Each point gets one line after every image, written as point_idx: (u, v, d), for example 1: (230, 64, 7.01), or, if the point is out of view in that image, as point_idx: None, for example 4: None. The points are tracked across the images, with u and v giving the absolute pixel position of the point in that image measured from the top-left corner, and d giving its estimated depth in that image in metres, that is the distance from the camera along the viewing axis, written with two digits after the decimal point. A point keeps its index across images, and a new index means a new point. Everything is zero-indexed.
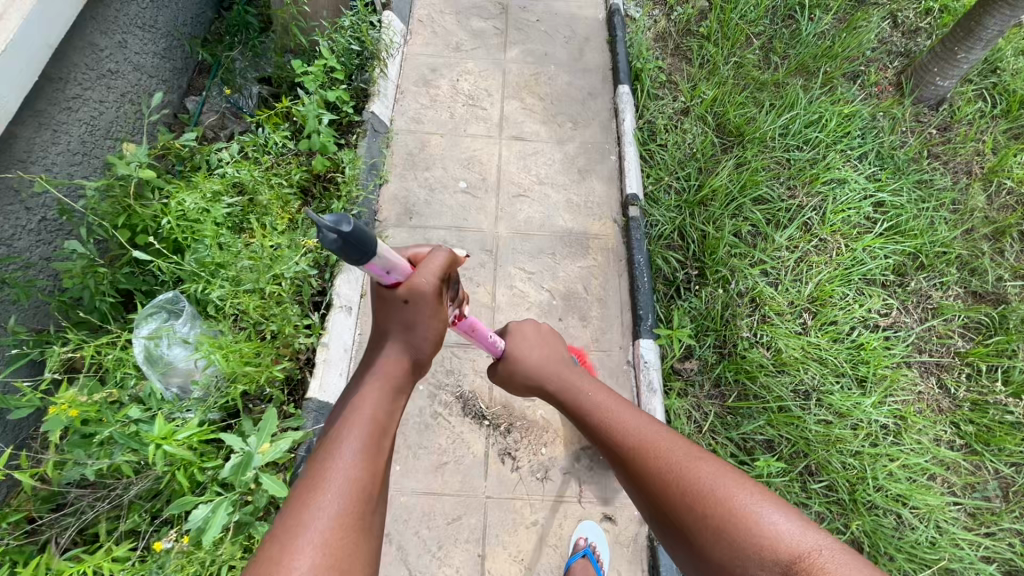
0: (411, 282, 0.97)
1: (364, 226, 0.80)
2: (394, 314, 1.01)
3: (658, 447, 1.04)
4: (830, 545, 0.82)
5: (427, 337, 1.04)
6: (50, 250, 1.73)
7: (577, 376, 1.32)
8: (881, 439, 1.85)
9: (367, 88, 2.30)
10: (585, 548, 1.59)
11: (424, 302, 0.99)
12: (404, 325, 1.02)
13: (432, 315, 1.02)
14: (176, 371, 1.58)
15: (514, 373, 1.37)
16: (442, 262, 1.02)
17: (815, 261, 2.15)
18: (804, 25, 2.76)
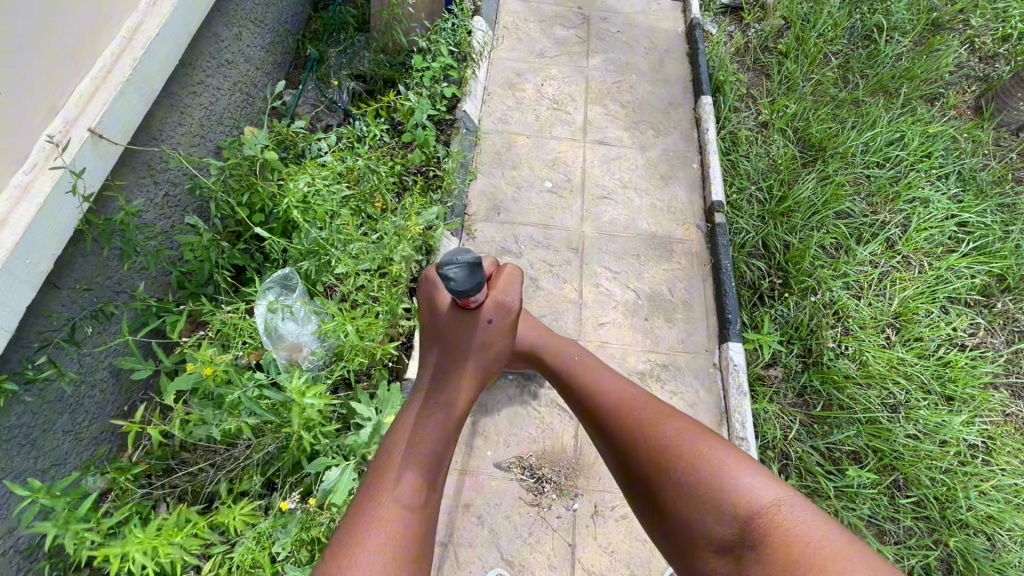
0: (494, 300, 1.30)
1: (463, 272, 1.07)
2: (474, 330, 1.29)
3: (642, 417, 1.20)
4: (788, 495, 0.99)
5: (490, 355, 1.31)
6: (171, 224, 1.78)
7: (568, 349, 1.48)
8: (971, 459, 1.83)
9: (459, 88, 2.39)
10: None
11: (501, 324, 1.31)
12: (479, 344, 1.29)
13: (501, 336, 1.31)
14: (287, 341, 1.68)
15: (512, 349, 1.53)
16: (515, 280, 1.35)
17: (900, 277, 2.15)
18: (882, 47, 2.79)
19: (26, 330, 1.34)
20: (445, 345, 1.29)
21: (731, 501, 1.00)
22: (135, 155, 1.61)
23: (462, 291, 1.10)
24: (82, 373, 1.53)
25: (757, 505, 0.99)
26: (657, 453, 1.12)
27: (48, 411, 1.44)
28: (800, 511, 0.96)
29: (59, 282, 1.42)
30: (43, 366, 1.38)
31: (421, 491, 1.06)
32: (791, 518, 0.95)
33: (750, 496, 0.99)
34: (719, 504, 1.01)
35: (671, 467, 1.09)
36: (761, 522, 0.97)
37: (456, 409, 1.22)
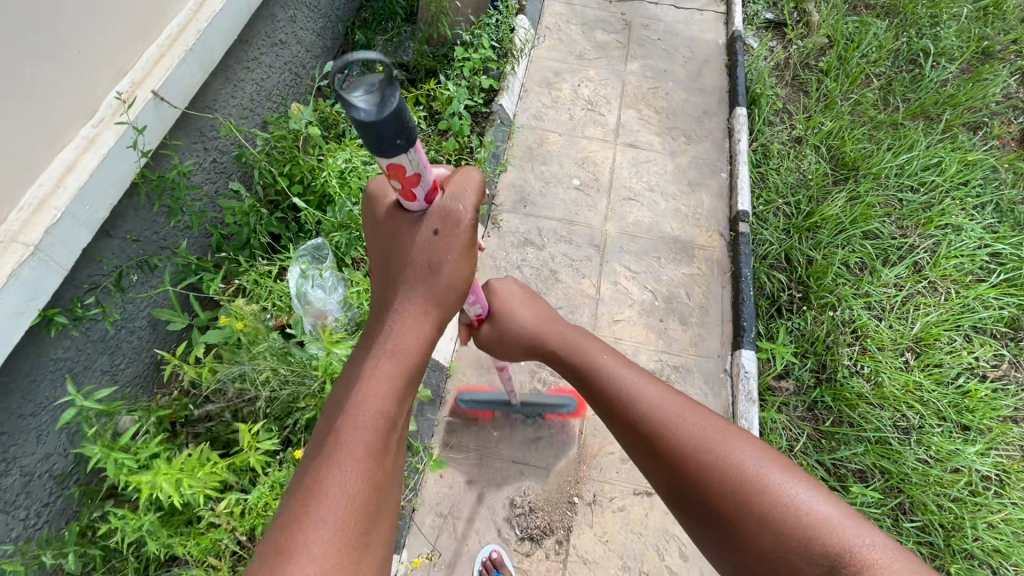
0: (441, 207, 0.90)
1: (373, 115, 0.65)
2: (418, 248, 0.91)
3: (677, 418, 0.96)
4: (883, 545, 0.75)
5: (452, 282, 0.93)
6: (216, 189, 1.89)
7: (574, 334, 1.24)
8: (982, 490, 1.80)
9: (497, 83, 2.46)
10: None
11: (457, 238, 0.91)
12: (429, 267, 0.91)
13: (459, 257, 0.92)
14: (314, 308, 1.76)
15: (505, 336, 1.31)
16: (473, 182, 0.94)
17: (925, 302, 2.12)
18: (926, 71, 2.75)
19: (78, 272, 1.44)
20: (391, 271, 0.95)
21: (809, 541, 0.76)
22: (190, 121, 1.72)
23: (379, 130, 0.67)
24: (124, 318, 1.64)
25: (839, 547, 0.75)
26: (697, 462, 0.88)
27: (90, 350, 1.55)
28: (908, 567, 0.73)
29: (111, 231, 1.52)
30: (91, 308, 1.48)
31: (366, 474, 0.78)
32: (884, 568, 0.72)
33: (832, 533, 0.76)
34: (788, 541, 0.78)
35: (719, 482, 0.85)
36: (845, 568, 0.74)
37: (408, 360, 0.90)
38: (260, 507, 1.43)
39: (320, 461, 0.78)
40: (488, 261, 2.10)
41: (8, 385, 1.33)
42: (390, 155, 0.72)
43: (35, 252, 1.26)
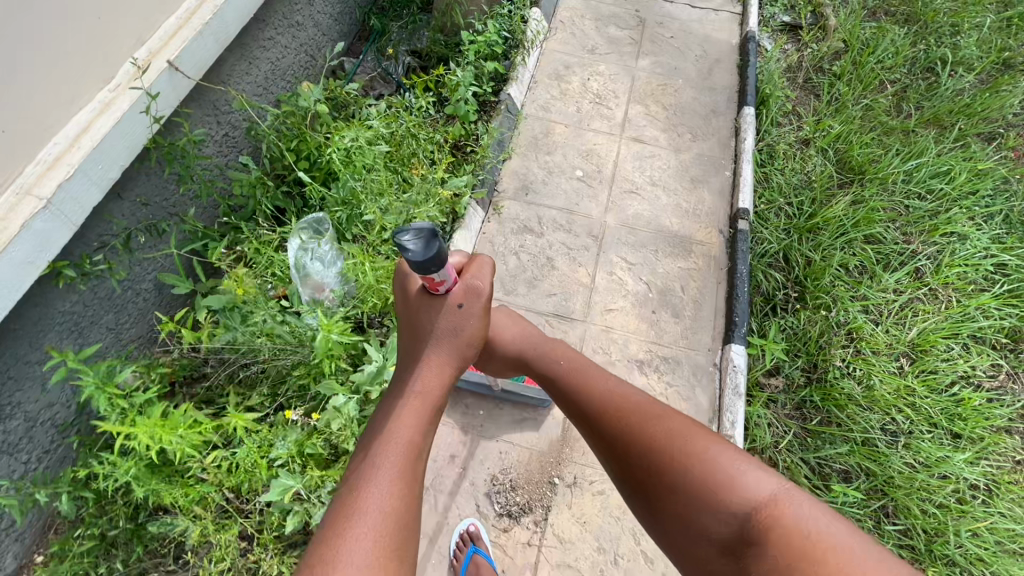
0: (465, 284, 1.14)
1: (422, 258, 0.90)
2: (443, 318, 1.13)
3: (636, 412, 1.14)
4: (787, 491, 0.93)
5: (469, 338, 1.15)
6: (226, 162, 1.95)
7: (550, 345, 1.41)
8: (968, 498, 1.79)
9: (507, 73, 2.50)
10: None
11: (473, 305, 1.14)
12: (450, 329, 1.13)
13: (475, 318, 1.15)
14: (312, 280, 1.82)
15: (495, 352, 1.45)
16: (486, 265, 1.19)
17: (923, 309, 2.10)
18: (943, 79, 2.72)
19: (89, 230, 1.51)
20: (415, 332, 1.16)
21: (729, 501, 0.95)
22: (205, 93, 1.78)
23: (423, 266, 0.92)
24: (130, 278, 1.70)
25: (753, 501, 0.93)
26: (653, 453, 1.07)
27: (96, 306, 1.61)
28: (810, 507, 0.90)
29: (123, 193, 1.59)
30: (99, 265, 1.55)
31: (398, 486, 0.92)
32: (789, 514, 0.90)
33: (748, 491, 0.94)
34: (714, 503, 0.96)
35: (664, 466, 1.04)
36: (756, 521, 0.91)
37: (432, 401, 1.09)
38: (244, 466, 1.45)
39: (357, 485, 0.92)
40: (487, 245, 2.14)
41: (17, 332, 1.39)
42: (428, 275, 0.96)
43: (48, 205, 1.32)
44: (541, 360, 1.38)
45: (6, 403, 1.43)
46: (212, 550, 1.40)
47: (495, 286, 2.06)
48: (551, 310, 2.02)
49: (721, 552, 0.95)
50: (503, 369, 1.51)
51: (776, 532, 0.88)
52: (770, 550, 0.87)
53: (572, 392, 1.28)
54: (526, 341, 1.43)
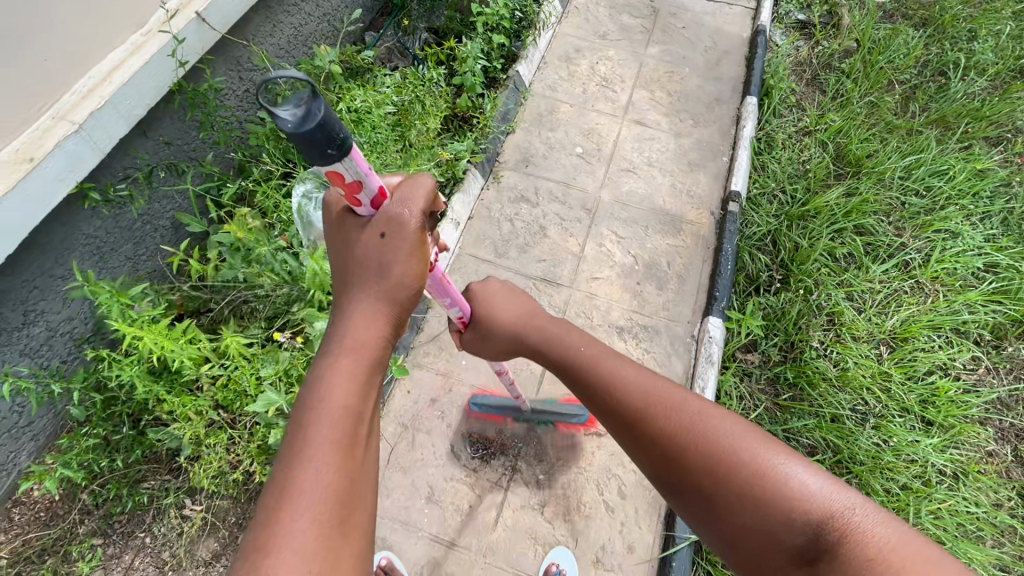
0: (388, 212, 0.89)
1: (297, 131, 0.68)
2: (369, 251, 0.90)
3: (670, 403, 0.97)
4: (860, 500, 0.79)
5: (407, 280, 0.90)
6: (245, 115, 2.09)
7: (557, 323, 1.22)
8: (933, 482, 1.81)
9: (518, 52, 2.60)
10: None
11: (404, 236, 0.89)
12: (382, 268, 0.89)
13: (411, 254, 0.90)
14: (315, 228, 1.88)
15: (490, 331, 1.25)
16: (425, 188, 0.93)
17: (908, 300, 2.13)
18: (953, 82, 2.72)
19: (114, 162, 1.66)
20: (346, 277, 0.92)
21: (800, 511, 0.79)
22: (230, 49, 1.93)
23: (308, 143, 0.70)
24: (149, 213, 1.85)
25: (827, 510, 0.78)
26: (697, 454, 0.89)
27: (117, 235, 1.76)
28: (888, 524, 0.76)
29: (148, 131, 1.74)
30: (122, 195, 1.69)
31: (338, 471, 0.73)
32: (870, 529, 0.76)
33: (820, 501, 0.79)
34: (781, 516, 0.80)
35: (709, 466, 0.87)
36: (830, 531, 0.77)
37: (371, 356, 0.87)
38: (236, 382, 1.57)
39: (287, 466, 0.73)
40: (484, 211, 2.23)
41: (45, 246, 1.54)
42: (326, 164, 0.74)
43: (80, 129, 1.47)
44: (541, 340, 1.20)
45: (30, 312, 1.58)
46: (203, 455, 1.55)
47: (488, 249, 2.15)
48: (539, 275, 2.11)
49: (792, 563, 0.80)
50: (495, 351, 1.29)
51: (865, 556, 0.73)
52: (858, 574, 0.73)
53: (586, 378, 1.10)
54: (528, 324, 1.22)
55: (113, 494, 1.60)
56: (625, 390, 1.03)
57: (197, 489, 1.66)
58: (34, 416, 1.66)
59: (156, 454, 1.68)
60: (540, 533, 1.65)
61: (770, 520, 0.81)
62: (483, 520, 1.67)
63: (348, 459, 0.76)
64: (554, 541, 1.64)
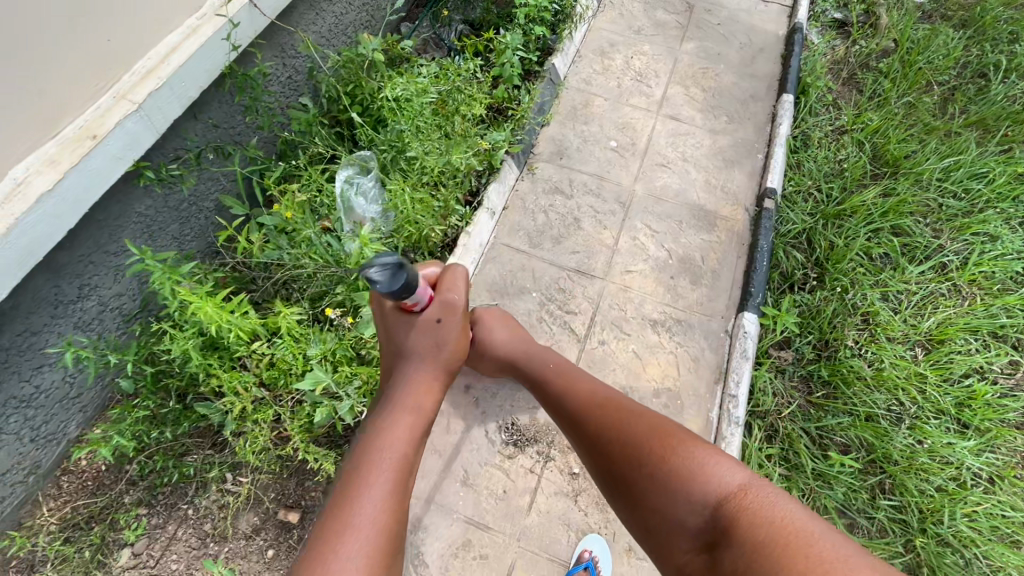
0: (441, 301, 1.35)
1: (383, 289, 1.03)
2: (422, 333, 1.33)
3: (618, 419, 1.23)
4: (757, 482, 0.98)
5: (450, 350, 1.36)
6: (288, 101, 2.12)
7: (536, 350, 1.58)
8: (969, 484, 1.80)
9: (553, 45, 2.61)
10: (588, 561, 1.57)
11: (450, 320, 1.35)
12: (434, 344, 1.34)
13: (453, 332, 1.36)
14: (355, 215, 1.97)
15: (484, 353, 1.63)
16: (460, 279, 1.41)
17: (945, 302, 2.11)
18: (994, 84, 2.67)
19: (167, 142, 1.69)
20: (401, 353, 1.34)
21: (701, 491, 0.99)
22: (278, 36, 1.96)
23: (393, 292, 1.06)
24: (195, 194, 1.89)
25: (723, 490, 0.98)
26: (633, 453, 1.14)
27: (166, 215, 1.80)
28: (774, 498, 0.92)
29: (198, 114, 1.77)
30: (173, 175, 1.72)
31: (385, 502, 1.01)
32: (756, 499, 0.93)
33: (717, 482, 0.99)
34: (686, 496, 1.01)
35: (641, 460, 1.12)
36: (727, 506, 0.95)
37: (425, 415, 1.25)
38: (283, 362, 1.59)
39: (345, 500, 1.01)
40: (518, 202, 2.25)
41: (101, 222, 1.59)
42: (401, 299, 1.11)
43: (139, 109, 1.51)
44: (538, 370, 1.53)
45: (84, 286, 1.62)
46: (249, 430, 1.59)
47: (522, 239, 2.17)
48: (573, 266, 2.12)
49: (694, 545, 0.98)
50: (494, 371, 1.68)
51: (737, 517, 0.91)
52: (733, 536, 0.90)
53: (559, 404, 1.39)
54: (518, 348, 1.59)
55: (160, 465, 1.65)
56: (588, 402, 1.34)
57: (239, 463, 1.71)
58: (82, 388, 1.70)
59: (199, 429, 1.73)
60: (573, 520, 1.67)
61: (683, 507, 1.01)
62: (516, 504, 1.69)
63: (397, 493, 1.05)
64: (587, 529, 1.66)
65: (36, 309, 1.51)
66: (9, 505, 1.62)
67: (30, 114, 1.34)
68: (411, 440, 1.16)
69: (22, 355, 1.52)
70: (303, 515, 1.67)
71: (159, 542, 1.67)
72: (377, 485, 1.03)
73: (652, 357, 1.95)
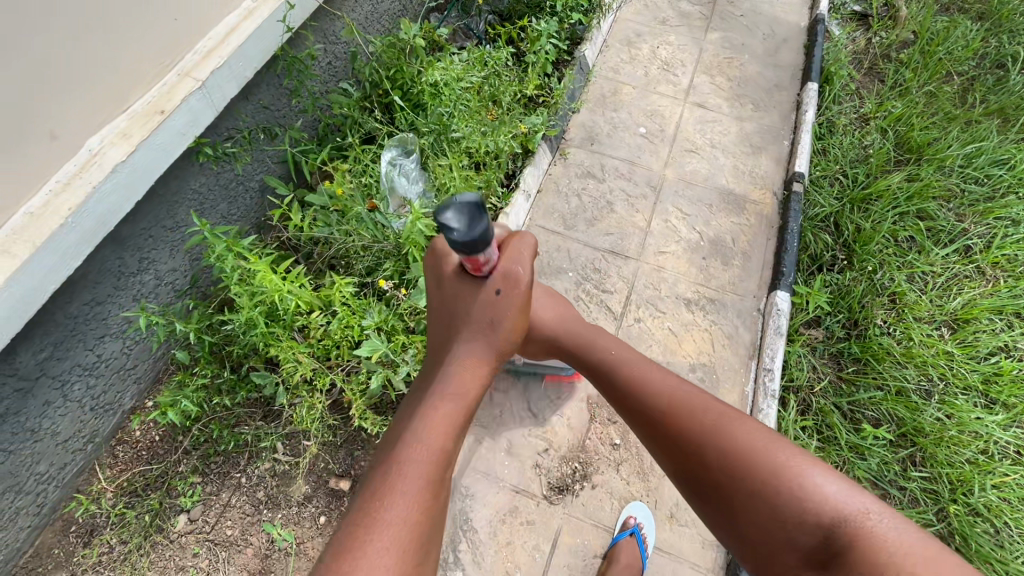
0: (502, 271, 1.18)
1: (458, 238, 0.92)
2: (479, 307, 1.19)
3: (696, 412, 1.16)
4: (876, 505, 0.94)
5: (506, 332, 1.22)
6: (331, 86, 2.18)
7: (588, 327, 1.47)
8: (998, 457, 1.84)
9: (582, 35, 2.67)
10: (633, 527, 1.61)
11: (511, 296, 1.20)
12: (489, 322, 1.20)
13: (513, 311, 1.20)
14: (397, 194, 2.02)
15: (532, 337, 1.48)
16: (526, 248, 1.22)
17: (969, 284, 2.16)
18: (1013, 74, 2.72)
19: (222, 122, 1.74)
20: (450, 325, 1.23)
21: (812, 511, 0.96)
22: (324, 23, 2.03)
23: (465, 244, 0.95)
24: (245, 174, 1.93)
25: (836, 511, 0.94)
26: (732, 464, 1.06)
27: (219, 193, 1.86)
28: (895, 524, 0.91)
29: (249, 96, 1.82)
30: (228, 153, 1.78)
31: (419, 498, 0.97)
32: (879, 528, 0.90)
33: (832, 504, 0.95)
34: (797, 514, 0.97)
35: (741, 470, 1.05)
36: (842, 528, 0.93)
37: (468, 403, 1.15)
38: (338, 334, 1.64)
39: (382, 486, 0.98)
40: (552, 185, 2.31)
41: (162, 197, 1.64)
42: (472, 254, 0.99)
43: (203, 86, 1.56)
44: (599, 357, 1.39)
45: (144, 259, 1.67)
46: (307, 398, 1.67)
47: (557, 221, 2.22)
48: (607, 248, 2.17)
49: (802, 559, 0.97)
50: (537, 352, 1.54)
51: (862, 546, 0.89)
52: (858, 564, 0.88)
53: (622, 387, 1.31)
54: (563, 326, 1.47)
55: (216, 433, 1.70)
56: (661, 395, 1.24)
57: (291, 432, 1.76)
58: (138, 359, 1.75)
59: (251, 399, 1.78)
60: (616, 488, 1.72)
61: (791, 523, 0.97)
62: (560, 473, 1.73)
63: (435, 489, 1.01)
64: (630, 497, 1.71)
65: (102, 280, 1.56)
66: (69, 472, 1.67)
67: (105, 89, 1.39)
68: (453, 433, 1.08)
69: (89, 324, 1.57)
70: (354, 483, 1.72)
71: (213, 509, 1.70)
72: (411, 482, 0.98)
73: (688, 334, 2.00)
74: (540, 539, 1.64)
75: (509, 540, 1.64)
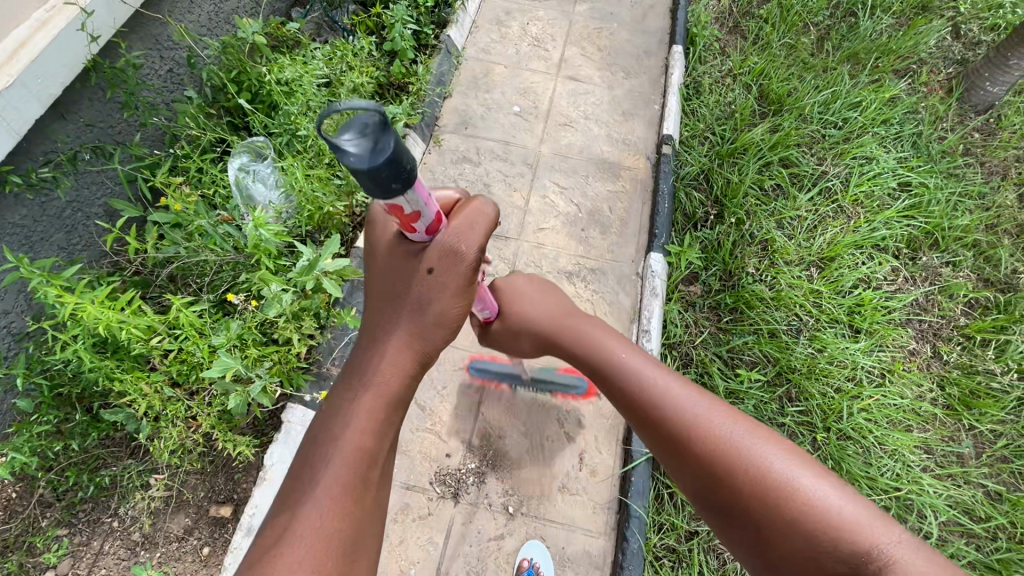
0: (441, 245, 0.97)
1: (357, 165, 0.68)
2: (416, 285, 0.99)
3: (693, 413, 1.01)
4: (896, 530, 0.79)
5: (440, 317, 1.00)
6: (173, 94, 2.03)
7: (591, 327, 1.31)
8: (865, 382, 1.96)
9: (448, 17, 2.61)
10: (528, 570, 1.58)
11: (452, 272, 0.98)
12: (422, 302, 0.99)
13: (454, 293, 1.00)
14: (256, 202, 1.92)
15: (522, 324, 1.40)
16: (480, 220, 1.00)
17: (831, 222, 2.27)
18: (861, 20, 2.84)
19: (34, 146, 1.60)
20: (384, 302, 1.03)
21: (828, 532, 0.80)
22: (144, 24, 1.88)
23: (371, 176, 0.70)
24: (79, 200, 1.78)
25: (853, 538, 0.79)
26: (724, 466, 0.92)
27: (47, 224, 1.70)
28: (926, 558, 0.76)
29: (66, 114, 1.68)
30: (46, 179, 1.60)
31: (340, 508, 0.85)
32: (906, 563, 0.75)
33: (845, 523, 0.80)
34: (811, 538, 0.81)
35: (750, 484, 0.88)
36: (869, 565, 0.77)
37: (394, 389, 0.98)
38: (190, 356, 1.57)
39: (309, 486, 0.86)
40: (428, 174, 2.27)
41: None
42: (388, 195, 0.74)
43: None
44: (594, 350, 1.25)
45: None
46: (163, 430, 1.55)
47: None
48: None
49: None
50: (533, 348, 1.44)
51: None
52: None
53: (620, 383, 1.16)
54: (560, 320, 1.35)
55: (73, 479, 1.58)
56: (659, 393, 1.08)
57: (162, 466, 1.66)
58: None
59: (114, 438, 1.67)
60: (509, 470, 1.72)
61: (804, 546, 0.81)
62: (451, 465, 1.72)
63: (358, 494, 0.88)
64: (522, 476, 1.72)
65: None
66: None
67: None
68: (379, 427, 0.94)
69: None
70: (236, 508, 1.66)
71: (84, 560, 1.60)
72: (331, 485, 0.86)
73: None
74: (432, 533, 1.63)
75: (402, 538, 1.62)
